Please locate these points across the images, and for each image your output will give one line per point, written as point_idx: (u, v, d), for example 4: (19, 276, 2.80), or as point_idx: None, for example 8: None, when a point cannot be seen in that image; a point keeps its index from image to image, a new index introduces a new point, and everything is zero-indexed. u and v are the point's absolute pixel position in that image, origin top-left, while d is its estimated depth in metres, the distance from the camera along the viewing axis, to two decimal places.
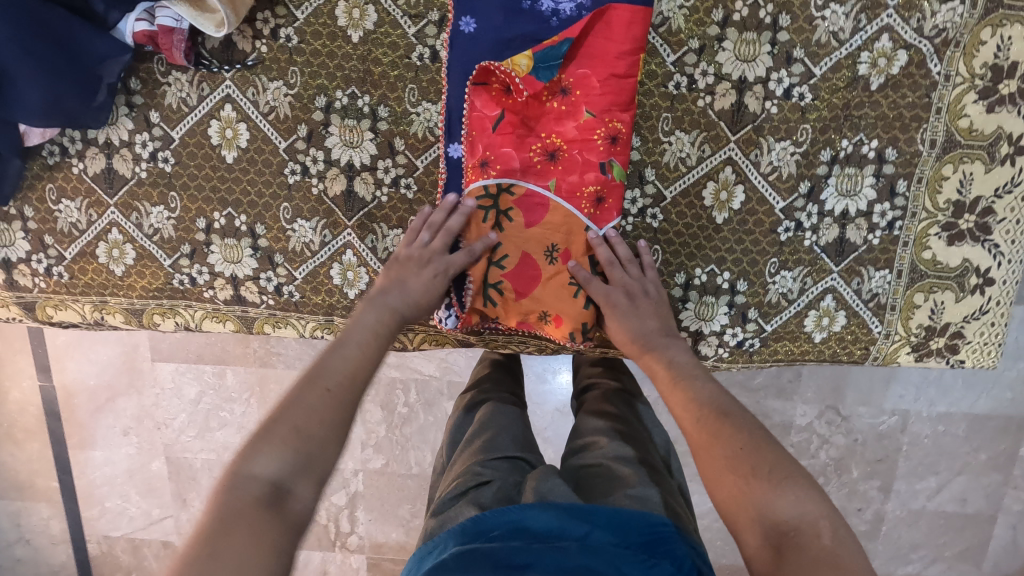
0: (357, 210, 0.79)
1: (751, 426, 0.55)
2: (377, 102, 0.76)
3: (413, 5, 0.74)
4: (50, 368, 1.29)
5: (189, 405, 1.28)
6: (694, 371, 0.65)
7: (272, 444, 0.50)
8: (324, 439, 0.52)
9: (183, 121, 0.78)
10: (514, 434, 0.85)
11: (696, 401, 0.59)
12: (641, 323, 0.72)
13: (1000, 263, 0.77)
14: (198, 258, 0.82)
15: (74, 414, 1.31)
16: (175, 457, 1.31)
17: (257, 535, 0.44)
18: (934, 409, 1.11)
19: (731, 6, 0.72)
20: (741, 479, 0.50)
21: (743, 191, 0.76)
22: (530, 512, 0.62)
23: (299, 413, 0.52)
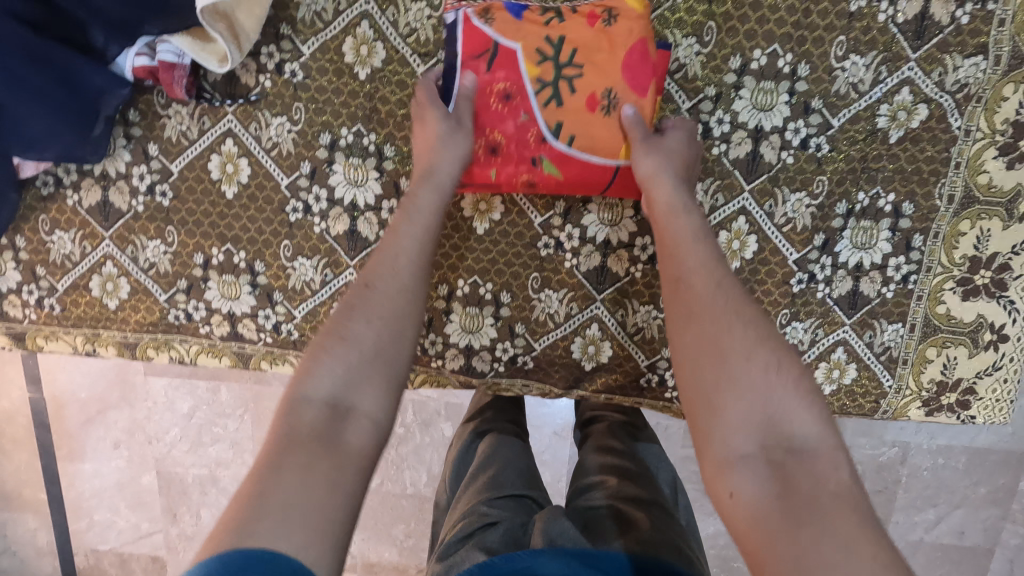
0: (360, 249, 0.77)
1: (765, 334, 0.51)
2: (383, 141, 0.74)
3: (423, 43, 0.72)
4: (40, 379, 1.26)
5: (182, 422, 1.25)
6: (707, 265, 0.57)
7: (331, 360, 0.53)
8: (376, 357, 0.54)
9: (182, 154, 0.75)
10: (519, 470, 0.83)
11: (704, 308, 0.53)
12: (676, 154, 0.65)
13: (1015, 320, 0.75)
14: (195, 294, 0.80)
15: (63, 426, 1.28)
16: (165, 472, 1.28)
17: (307, 457, 0.46)
18: (933, 442, 1.09)
19: (749, 54, 0.70)
20: (759, 382, 0.48)
21: (757, 240, 0.75)
22: (541, 559, 0.61)
23: (356, 321, 0.56)
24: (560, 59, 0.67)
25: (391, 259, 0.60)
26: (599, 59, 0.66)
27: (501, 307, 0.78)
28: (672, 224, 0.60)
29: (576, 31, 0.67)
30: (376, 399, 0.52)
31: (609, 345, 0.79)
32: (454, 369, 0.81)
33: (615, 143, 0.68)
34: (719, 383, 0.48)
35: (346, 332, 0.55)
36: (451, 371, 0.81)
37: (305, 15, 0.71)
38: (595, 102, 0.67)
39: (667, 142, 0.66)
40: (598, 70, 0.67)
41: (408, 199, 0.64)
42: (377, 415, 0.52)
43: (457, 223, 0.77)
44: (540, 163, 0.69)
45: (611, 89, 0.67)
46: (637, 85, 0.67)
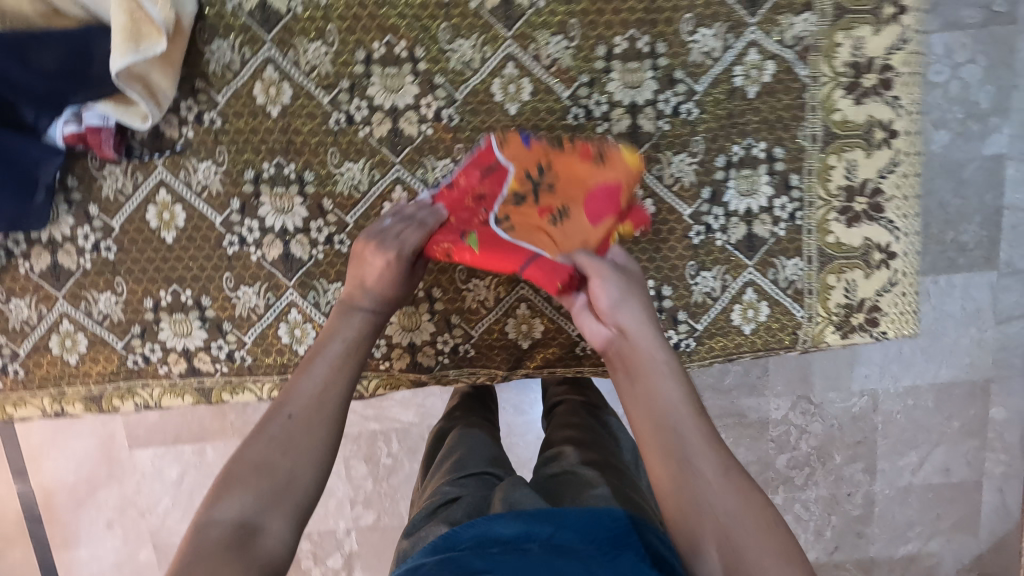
0: (296, 270, 0.83)
1: (747, 498, 0.53)
2: (302, 168, 0.81)
3: (324, 77, 0.80)
4: (25, 470, 1.31)
5: (172, 488, 1.30)
6: (692, 435, 0.57)
7: (243, 486, 0.55)
8: (290, 486, 0.56)
9: (121, 210, 0.82)
10: (484, 454, 0.87)
11: (692, 493, 0.54)
12: (641, 298, 0.68)
13: (898, 237, 0.83)
14: (149, 336, 0.85)
15: (54, 514, 1.32)
16: (163, 543, 1.32)
17: (208, 564, 0.48)
18: (900, 384, 1.15)
19: (612, 41, 0.79)
20: (749, 554, 0.49)
21: (653, 204, 0.82)
22: (499, 522, 0.60)
23: (273, 449, 0.58)
24: (542, 180, 0.72)
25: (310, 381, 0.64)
26: (572, 186, 0.71)
27: (434, 302, 0.84)
28: (652, 385, 0.61)
29: (568, 161, 0.72)
30: (285, 524, 0.54)
31: (540, 322, 0.85)
32: (403, 368, 0.87)
33: (543, 244, 0.70)
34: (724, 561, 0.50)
35: (260, 461, 0.57)
36: (400, 370, 0.87)
37: (216, 68, 0.79)
38: (546, 210, 0.71)
39: (630, 299, 0.67)
40: (568, 192, 0.71)
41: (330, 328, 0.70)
42: (286, 536, 0.54)
43: None
44: (468, 237, 0.71)
45: (566, 207, 0.71)
46: (593, 215, 0.70)
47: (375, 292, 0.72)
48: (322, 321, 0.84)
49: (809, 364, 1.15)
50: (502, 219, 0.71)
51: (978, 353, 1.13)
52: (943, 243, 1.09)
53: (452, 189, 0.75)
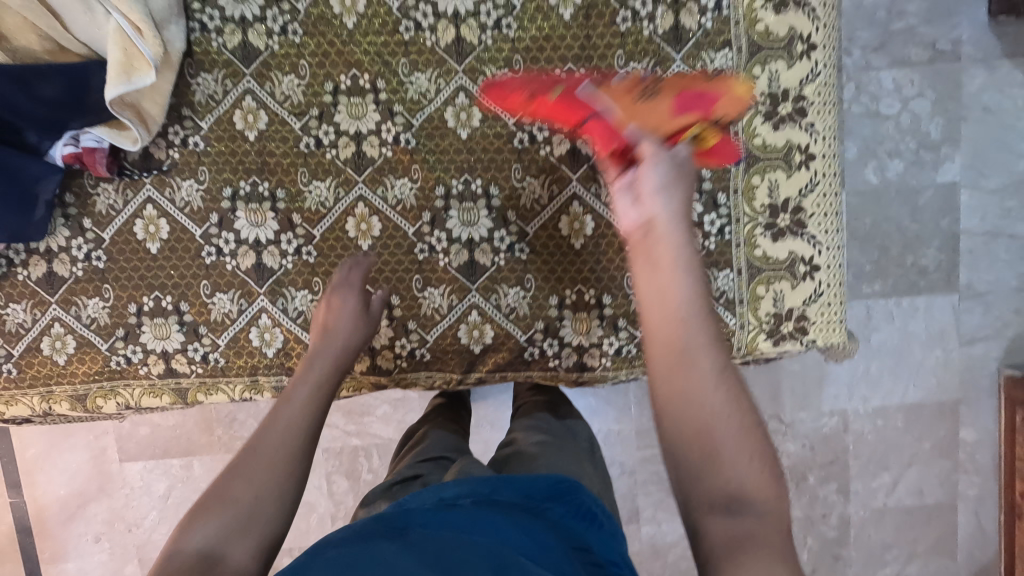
0: (267, 278, 0.91)
1: (735, 395, 0.57)
2: (275, 186, 0.91)
3: (296, 105, 0.90)
4: (19, 484, 1.37)
5: (158, 501, 1.36)
6: (699, 330, 0.60)
7: (209, 518, 0.59)
8: (252, 517, 0.61)
9: (111, 223, 0.91)
10: (447, 442, 0.93)
11: (692, 379, 0.58)
12: (683, 196, 0.70)
13: (821, 251, 0.90)
14: (132, 339, 0.93)
15: (44, 527, 1.38)
16: (148, 558, 1.38)
17: None
18: (869, 405, 1.19)
19: (552, 74, 0.88)
20: (721, 443, 0.55)
21: (592, 219, 0.90)
22: (447, 485, 0.61)
23: (238, 483, 0.63)
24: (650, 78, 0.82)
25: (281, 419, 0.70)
26: (676, 87, 0.80)
27: (393, 309, 0.92)
28: (668, 277, 0.64)
29: (683, 74, 0.83)
30: (248, 551, 0.58)
31: (490, 327, 0.92)
32: (364, 371, 0.93)
33: (625, 109, 0.78)
34: (701, 443, 0.56)
35: (227, 494, 0.62)
36: (362, 372, 0.93)
37: (201, 98, 0.89)
38: (640, 88, 0.80)
39: (666, 194, 0.70)
40: (670, 85, 0.80)
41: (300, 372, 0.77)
42: (247, 565, 0.58)
43: (344, 243, 0.91)
44: (561, 90, 0.81)
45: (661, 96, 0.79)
46: (680, 107, 0.78)
47: (336, 344, 0.81)
48: (289, 326, 0.92)
49: (778, 382, 1.19)
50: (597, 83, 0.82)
51: (945, 374, 1.17)
52: (903, 266, 1.15)
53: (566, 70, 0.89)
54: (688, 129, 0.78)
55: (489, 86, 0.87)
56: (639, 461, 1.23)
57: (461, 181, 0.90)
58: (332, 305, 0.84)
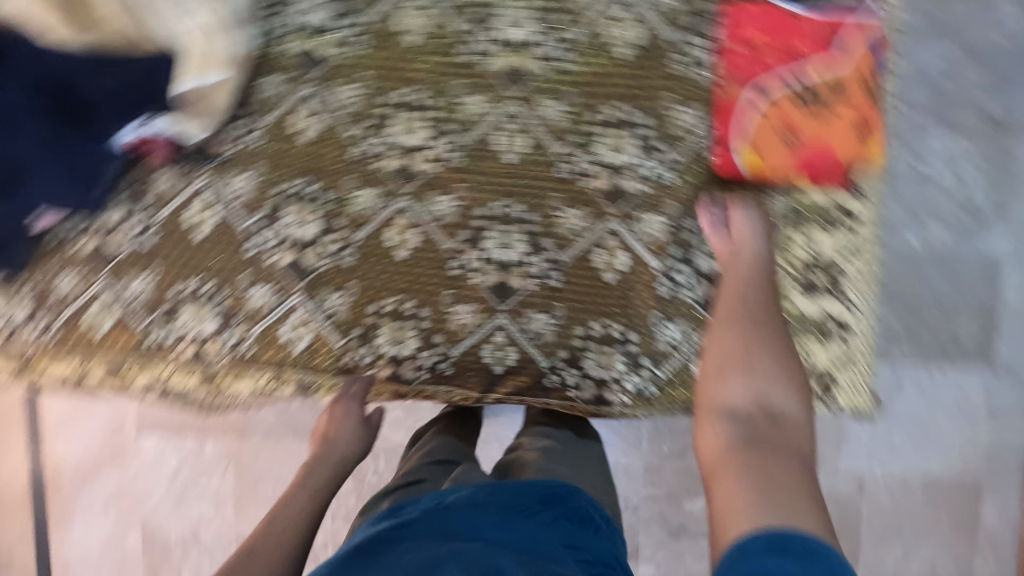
0: (305, 276, 0.94)
1: (782, 360, 0.71)
2: (324, 188, 0.94)
3: (353, 113, 0.93)
4: (33, 445, 1.39)
5: (165, 478, 1.32)
6: (764, 304, 0.76)
7: None
8: None
9: (166, 206, 0.95)
10: (456, 442, 0.91)
11: (751, 331, 0.73)
12: (768, 234, 0.84)
13: (856, 316, 0.89)
14: (171, 319, 0.96)
15: (53, 495, 1.40)
16: (146, 536, 1.35)
17: None
18: (886, 471, 1.13)
19: (604, 109, 0.89)
20: (763, 383, 0.69)
21: (628, 255, 0.90)
22: (448, 494, 0.73)
23: None
24: (815, 104, 0.86)
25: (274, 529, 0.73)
26: (824, 133, 0.86)
27: (422, 320, 0.93)
28: (738, 271, 0.81)
29: (844, 117, 0.86)
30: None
31: (513, 351, 0.93)
32: (386, 378, 0.95)
33: (754, 140, 0.87)
34: (743, 375, 0.69)
35: None
36: (382, 379, 0.95)
37: (263, 98, 0.93)
38: (789, 124, 0.87)
39: (747, 225, 0.83)
40: (812, 130, 0.86)
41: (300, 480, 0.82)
42: None
43: (380, 252, 0.93)
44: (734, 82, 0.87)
45: (802, 137, 0.87)
46: (806, 161, 0.87)
47: (335, 450, 0.86)
48: (320, 325, 0.94)
49: None
50: (769, 91, 0.87)
51: (970, 453, 1.12)
52: (937, 335, 1.09)
53: (798, 23, 0.86)
54: (784, 181, 0.87)
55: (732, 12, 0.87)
56: (647, 500, 1.20)
57: (500, 205, 0.91)
58: (334, 417, 0.90)
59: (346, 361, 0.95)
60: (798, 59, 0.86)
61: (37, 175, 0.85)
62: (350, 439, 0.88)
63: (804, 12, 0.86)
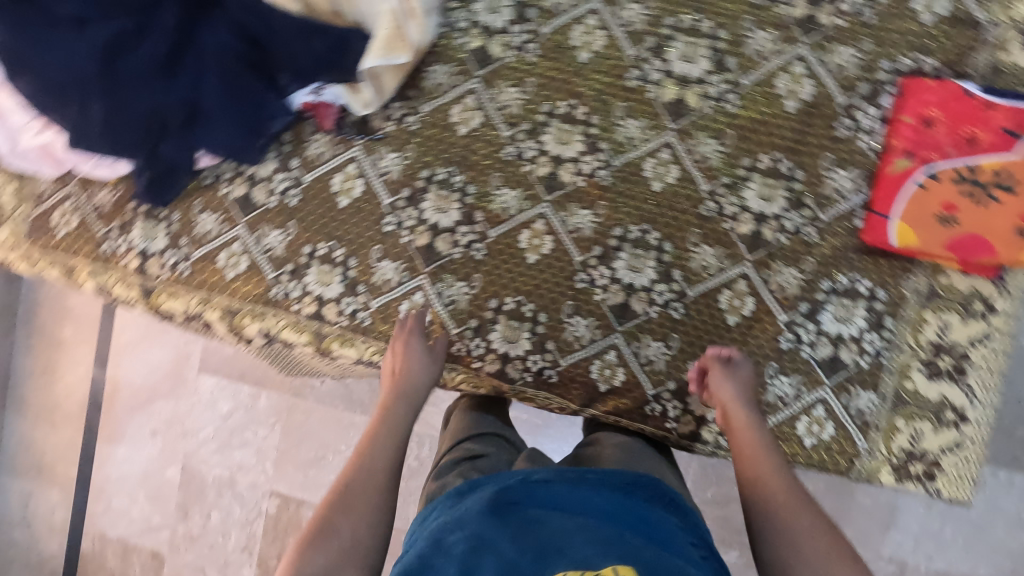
0: (434, 261, 0.97)
1: (816, 516, 0.66)
2: (468, 181, 0.96)
3: (512, 115, 0.95)
4: (105, 361, 1.56)
5: (218, 420, 1.49)
6: (775, 463, 0.73)
7: (319, 552, 0.64)
8: (356, 550, 0.66)
9: (316, 168, 0.99)
10: (498, 420, 0.92)
11: (771, 499, 0.69)
12: (746, 385, 0.84)
13: (974, 404, 0.89)
14: (297, 276, 1.00)
15: (112, 410, 1.56)
16: (190, 467, 1.49)
17: None
18: (932, 565, 1.11)
19: (757, 157, 0.91)
20: (814, 549, 0.63)
21: (754, 301, 0.91)
22: (535, 470, 0.71)
23: (341, 520, 0.67)
24: (982, 194, 0.86)
25: (373, 463, 0.74)
26: (983, 224, 0.86)
27: (538, 324, 0.95)
28: (743, 431, 0.78)
29: (1009, 213, 0.85)
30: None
31: (622, 371, 0.94)
32: (490, 373, 0.97)
33: (909, 214, 0.87)
34: (786, 547, 0.64)
35: (331, 529, 0.66)
36: (486, 374, 0.97)
37: (430, 85, 0.97)
38: (950, 206, 0.87)
39: (734, 371, 0.85)
40: (973, 218, 0.86)
41: (387, 408, 0.83)
42: None
43: (512, 252, 0.95)
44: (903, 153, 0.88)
45: (961, 221, 0.86)
46: (958, 245, 0.86)
47: (415, 378, 0.87)
48: (439, 309, 0.97)
49: (846, 509, 1.12)
50: (936, 168, 0.87)
51: None
52: None
53: (980, 107, 0.86)
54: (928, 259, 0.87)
55: (906, 83, 0.88)
56: None
57: (639, 229, 0.93)
58: (405, 347, 0.90)
59: (457, 348, 0.97)
60: (972, 143, 0.86)
61: (212, 119, 0.89)
62: (427, 367, 0.89)
63: (993, 102, 0.86)
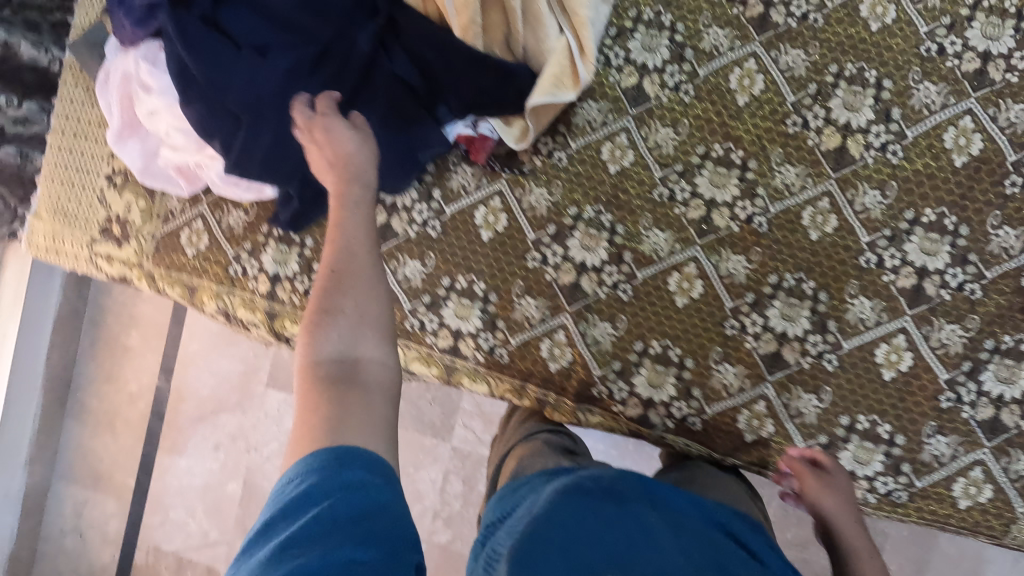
0: (579, 300, 0.95)
1: None
2: (617, 220, 0.94)
3: (665, 156, 0.94)
4: (172, 371, 1.67)
5: (281, 437, 1.55)
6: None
7: (329, 326, 0.62)
8: (367, 321, 0.63)
9: (458, 201, 0.98)
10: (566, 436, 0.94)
11: None
12: (847, 495, 0.85)
13: None
14: (434, 309, 0.98)
15: (177, 420, 1.65)
16: (251, 483, 1.57)
17: (335, 399, 0.58)
18: None
19: (921, 210, 0.89)
20: None
21: (912, 357, 0.89)
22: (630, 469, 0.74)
23: (337, 297, 0.63)
24: None
25: (352, 243, 0.67)
26: None
27: (684, 370, 0.93)
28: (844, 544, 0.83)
29: None
30: (377, 349, 0.63)
31: (771, 423, 0.92)
32: (630, 417, 0.95)
33: None
34: None
35: (332, 307, 0.62)
36: (626, 417, 0.95)
37: (581, 121, 0.95)
38: None
39: (833, 483, 0.86)
40: None
41: (342, 191, 0.72)
42: (383, 358, 0.63)
43: (661, 294, 0.94)
44: None
45: None
46: None
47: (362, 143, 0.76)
48: (582, 349, 0.95)
49: (927, 561, 1.11)
50: None
51: None
52: None
53: None
54: None
55: None
56: None
57: (794, 277, 0.91)
58: (327, 131, 0.74)
59: (600, 391, 0.96)
60: None
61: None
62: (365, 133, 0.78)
63: None
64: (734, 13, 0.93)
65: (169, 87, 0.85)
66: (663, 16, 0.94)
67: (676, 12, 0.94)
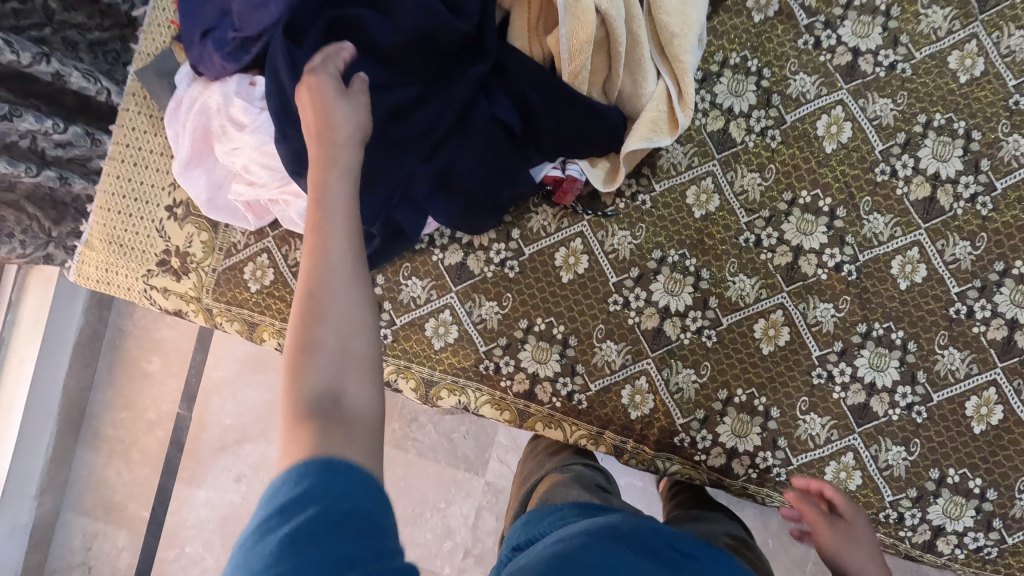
0: (662, 345, 0.93)
1: None
2: (701, 265, 0.93)
3: (750, 202, 0.93)
4: (193, 399, 1.60)
5: None
6: None
7: (308, 357, 0.55)
8: (351, 349, 0.57)
9: (537, 242, 0.95)
10: (603, 475, 0.92)
11: None
12: (858, 527, 0.81)
13: None
14: (510, 351, 0.96)
15: (197, 451, 1.58)
16: None
17: (317, 439, 0.51)
18: None
19: (1011, 262, 0.88)
20: None
21: (1002, 410, 0.88)
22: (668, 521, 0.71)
23: (320, 322, 0.57)
24: None
25: (331, 252, 0.61)
26: None
27: (770, 420, 0.91)
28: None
29: None
30: (361, 382, 0.56)
31: (860, 475, 0.90)
32: (711, 466, 0.93)
33: None
34: None
35: (314, 333, 0.56)
36: (708, 467, 0.93)
37: (665, 164, 0.94)
38: None
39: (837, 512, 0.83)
40: None
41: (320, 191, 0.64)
42: (369, 394, 0.56)
43: (746, 341, 0.92)
44: None
45: None
46: None
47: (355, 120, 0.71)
48: (664, 396, 0.93)
49: None
50: None
51: None
52: None
53: None
54: None
55: None
56: None
57: (883, 326, 0.90)
58: (316, 94, 0.71)
59: (681, 439, 0.93)
60: None
61: (456, 189, 0.86)
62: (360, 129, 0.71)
63: None
64: (822, 60, 0.93)
65: (264, 124, 0.82)
66: (749, 61, 0.94)
67: (762, 58, 0.94)
